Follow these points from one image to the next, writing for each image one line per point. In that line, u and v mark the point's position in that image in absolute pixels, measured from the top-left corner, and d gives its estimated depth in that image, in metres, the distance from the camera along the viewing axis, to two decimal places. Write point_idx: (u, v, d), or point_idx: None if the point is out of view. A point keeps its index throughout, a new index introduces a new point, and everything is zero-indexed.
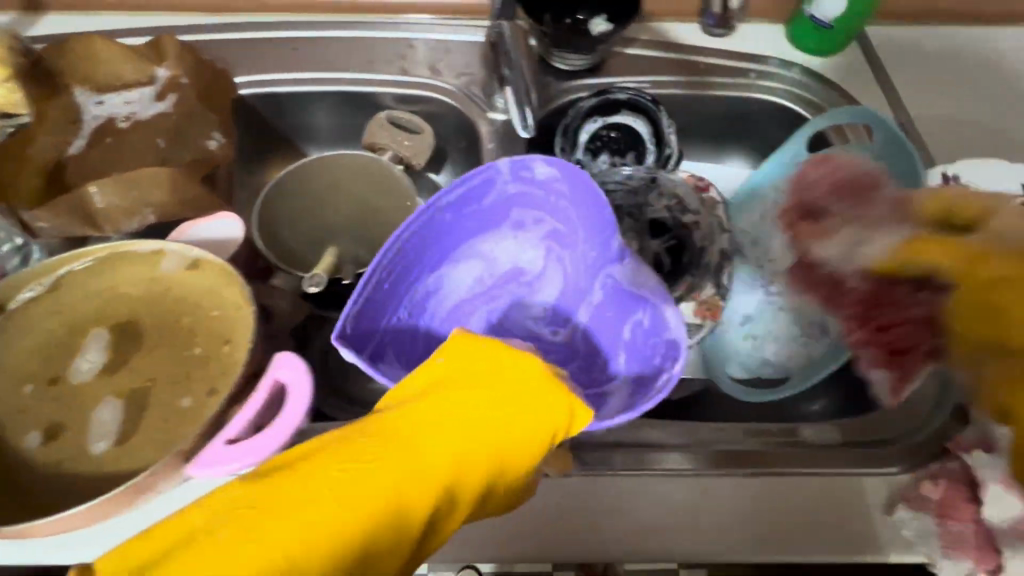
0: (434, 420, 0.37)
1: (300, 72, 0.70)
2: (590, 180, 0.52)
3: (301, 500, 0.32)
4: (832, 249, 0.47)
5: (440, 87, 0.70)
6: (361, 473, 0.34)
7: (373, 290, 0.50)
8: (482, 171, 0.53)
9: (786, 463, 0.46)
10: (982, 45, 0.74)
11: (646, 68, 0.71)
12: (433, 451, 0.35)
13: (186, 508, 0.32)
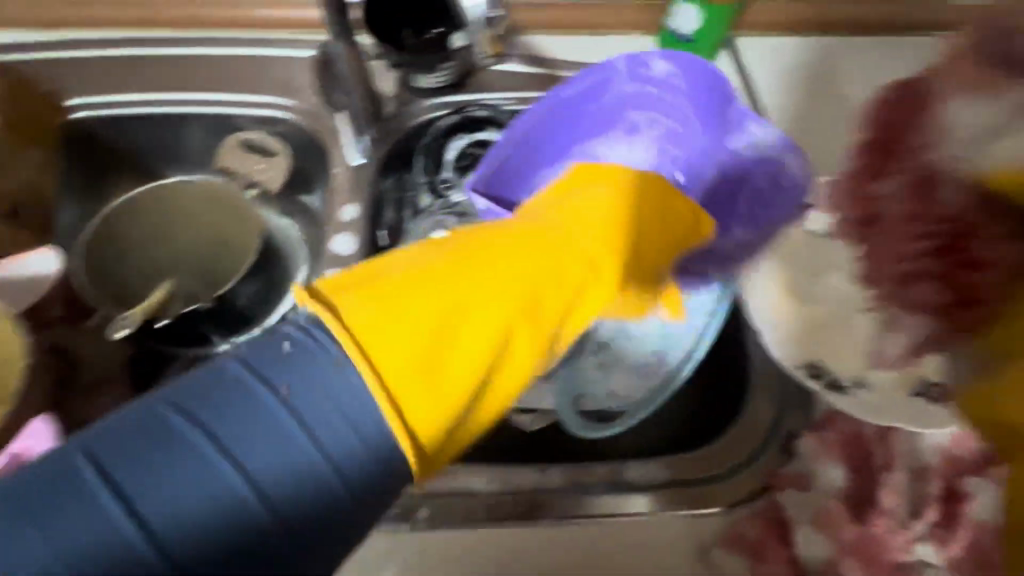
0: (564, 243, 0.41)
1: (144, 92, 0.65)
2: (701, 60, 0.52)
3: (433, 291, 0.35)
4: (927, 158, 0.44)
5: (292, 107, 0.66)
6: (434, 329, 0.34)
7: (501, 162, 0.55)
8: (596, 68, 0.53)
9: (602, 508, 0.45)
10: (876, 46, 0.70)
11: (512, 84, 0.68)
12: (477, 313, 0.35)
13: (378, 260, 0.37)
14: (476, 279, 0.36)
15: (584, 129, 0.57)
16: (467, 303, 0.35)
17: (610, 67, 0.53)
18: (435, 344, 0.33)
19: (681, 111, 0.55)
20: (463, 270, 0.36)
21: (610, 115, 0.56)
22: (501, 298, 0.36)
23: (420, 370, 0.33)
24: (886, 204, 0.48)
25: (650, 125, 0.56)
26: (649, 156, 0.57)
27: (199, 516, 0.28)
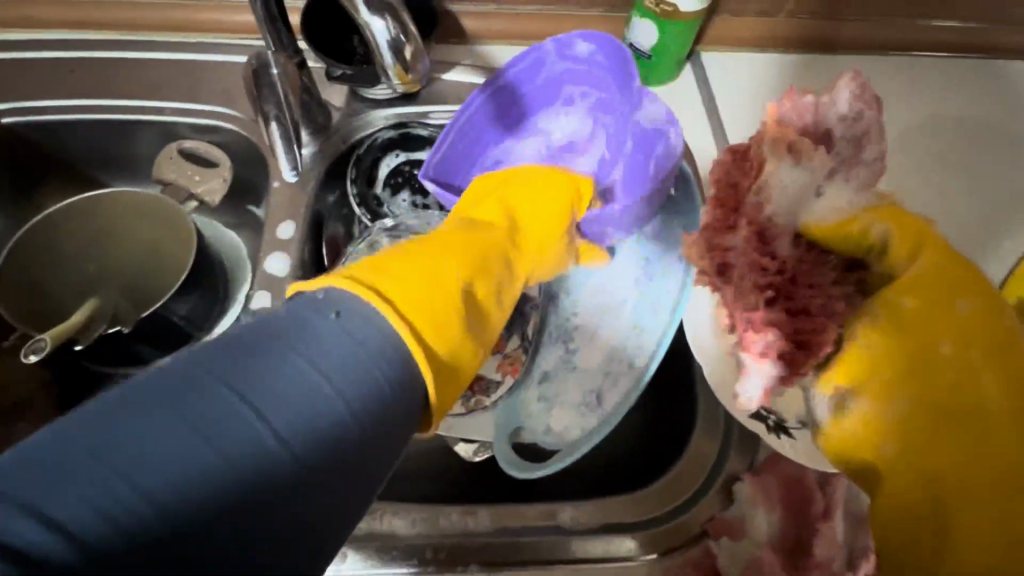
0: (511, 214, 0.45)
1: (79, 98, 0.62)
2: (623, 47, 0.55)
3: (419, 267, 0.35)
4: (787, 188, 0.33)
5: (233, 116, 0.63)
6: (436, 277, 0.35)
7: (451, 142, 0.58)
8: (529, 51, 0.57)
9: (532, 552, 0.43)
10: (842, 64, 0.68)
11: (466, 96, 0.66)
12: (450, 266, 0.36)
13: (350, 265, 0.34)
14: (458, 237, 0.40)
15: (530, 107, 0.61)
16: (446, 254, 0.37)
17: (540, 49, 0.56)
18: (428, 284, 0.34)
19: (611, 95, 0.58)
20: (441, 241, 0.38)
21: (549, 92, 0.60)
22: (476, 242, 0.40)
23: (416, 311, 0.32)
24: (737, 259, 0.35)
25: (584, 100, 0.60)
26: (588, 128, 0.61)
27: (182, 490, 0.22)
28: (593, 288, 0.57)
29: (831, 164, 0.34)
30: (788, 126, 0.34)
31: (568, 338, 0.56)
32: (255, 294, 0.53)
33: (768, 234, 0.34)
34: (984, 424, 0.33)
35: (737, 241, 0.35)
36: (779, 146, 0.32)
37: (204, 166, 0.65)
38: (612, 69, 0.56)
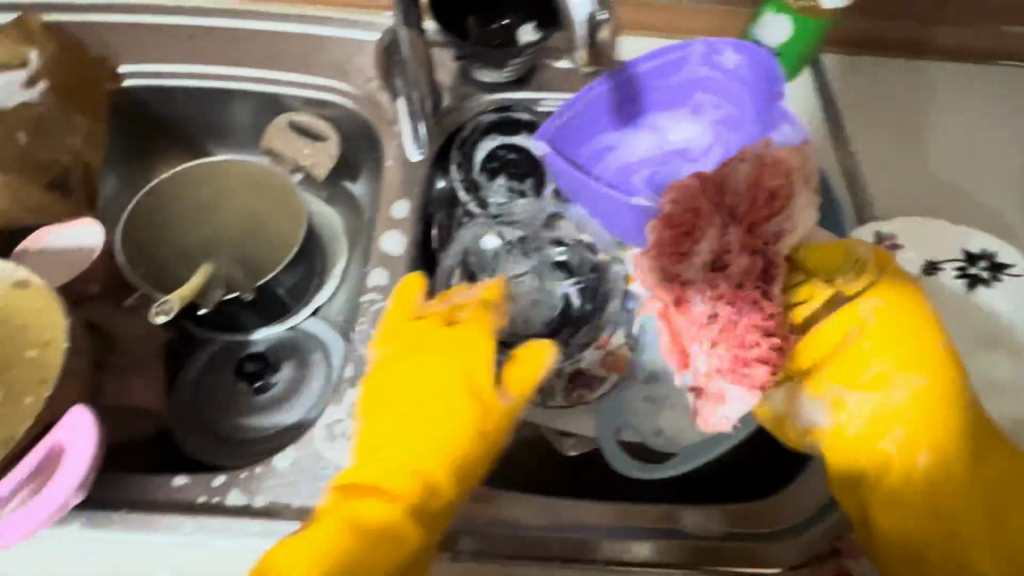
0: (394, 383, 0.43)
1: (197, 65, 0.63)
2: (777, 63, 0.55)
3: (394, 444, 0.41)
4: (706, 246, 0.40)
5: (346, 92, 0.63)
6: (394, 435, 0.41)
7: (576, 115, 0.58)
8: (677, 48, 0.58)
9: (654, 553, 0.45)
10: (971, 76, 0.65)
11: (577, 85, 0.64)
12: (381, 453, 0.41)
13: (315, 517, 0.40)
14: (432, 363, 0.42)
15: (654, 102, 0.62)
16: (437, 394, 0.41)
17: (686, 49, 0.58)
18: (418, 433, 0.41)
19: (741, 110, 0.59)
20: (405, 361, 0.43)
21: (679, 93, 0.61)
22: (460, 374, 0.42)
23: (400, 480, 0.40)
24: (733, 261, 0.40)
25: (710, 108, 0.61)
26: (707, 137, 0.62)
27: None
28: None
29: (776, 218, 0.41)
30: (738, 189, 0.42)
31: None
32: (371, 270, 0.53)
33: (775, 266, 0.40)
34: (934, 431, 0.40)
35: (692, 274, 0.40)
36: (746, 218, 0.41)
37: (313, 140, 0.65)
38: (755, 84, 0.56)
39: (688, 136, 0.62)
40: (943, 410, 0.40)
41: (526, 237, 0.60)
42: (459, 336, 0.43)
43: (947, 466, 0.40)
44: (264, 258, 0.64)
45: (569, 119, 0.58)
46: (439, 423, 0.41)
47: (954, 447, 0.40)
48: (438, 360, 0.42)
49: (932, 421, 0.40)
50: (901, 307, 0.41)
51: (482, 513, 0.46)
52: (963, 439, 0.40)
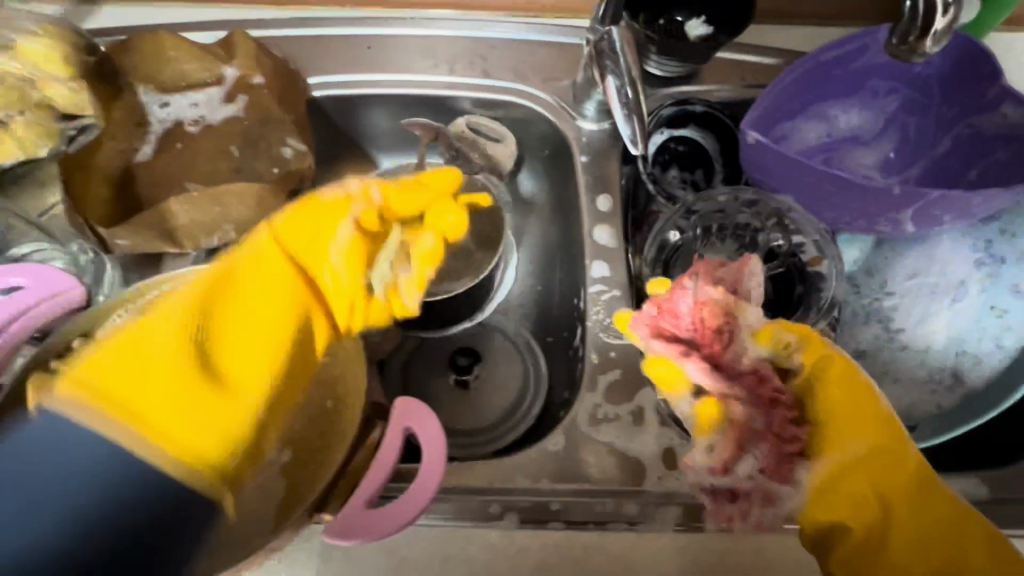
0: (240, 306, 0.34)
1: (379, 73, 0.65)
2: (983, 47, 0.53)
3: (148, 369, 0.31)
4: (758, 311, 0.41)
5: (525, 91, 0.65)
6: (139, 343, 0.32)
7: (765, 110, 0.58)
8: (862, 36, 0.56)
9: None
10: None
11: (744, 74, 0.66)
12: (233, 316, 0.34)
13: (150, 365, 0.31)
14: (329, 226, 0.35)
15: (829, 91, 0.61)
16: (323, 239, 0.35)
17: (872, 36, 0.56)
18: (257, 324, 0.34)
19: (929, 93, 0.59)
20: (302, 217, 0.35)
21: (855, 80, 0.60)
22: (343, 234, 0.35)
23: (200, 374, 0.32)
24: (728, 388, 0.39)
25: (888, 95, 0.61)
26: (880, 124, 0.63)
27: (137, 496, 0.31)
28: (915, 270, 0.55)
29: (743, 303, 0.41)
30: (689, 306, 0.41)
31: (889, 320, 0.55)
32: (592, 263, 0.56)
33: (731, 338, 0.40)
34: (877, 480, 0.38)
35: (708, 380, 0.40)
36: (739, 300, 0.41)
37: (492, 141, 0.67)
38: (951, 65, 0.56)
39: (863, 122, 0.63)
40: (900, 464, 0.38)
41: (718, 223, 0.59)
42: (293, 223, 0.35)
43: (873, 512, 0.37)
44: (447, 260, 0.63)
45: (762, 112, 0.58)
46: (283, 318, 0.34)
47: (912, 502, 0.38)
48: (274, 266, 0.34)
49: (857, 477, 0.38)
50: (838, 373, 0.40)
51: None
52: (901, 494, 0.38)
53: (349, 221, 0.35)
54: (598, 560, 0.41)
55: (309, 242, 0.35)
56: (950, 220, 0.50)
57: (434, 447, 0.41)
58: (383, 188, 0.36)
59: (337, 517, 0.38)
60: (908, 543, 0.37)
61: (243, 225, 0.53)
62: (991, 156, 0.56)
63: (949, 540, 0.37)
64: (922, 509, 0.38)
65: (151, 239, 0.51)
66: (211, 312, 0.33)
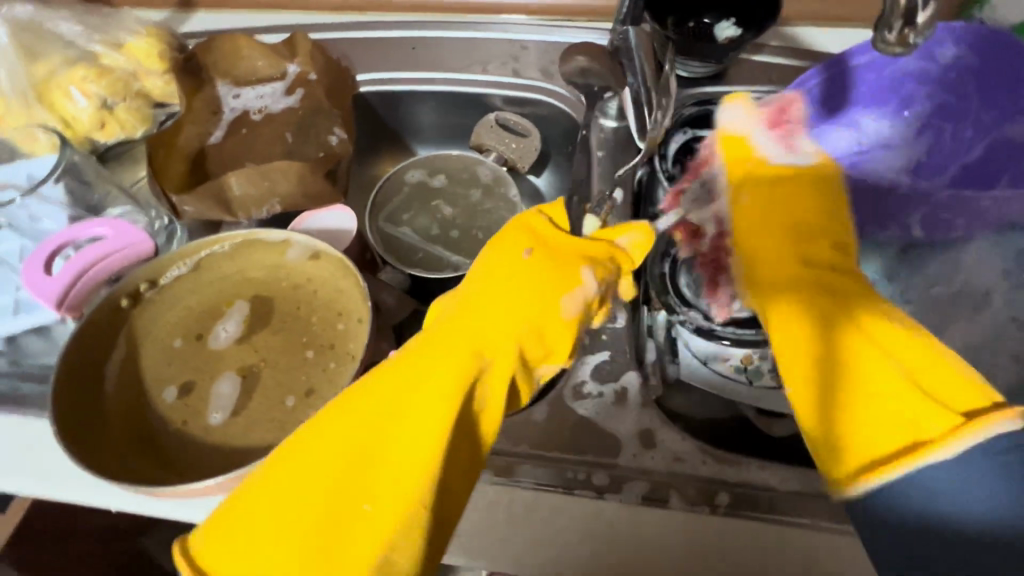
0: (422, 352, 0.37)
1: (420, 71, 0.72)
2: None
3: (342, 424, 0.34)
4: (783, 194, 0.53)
5: (551, 89, 0.69)
6: (333, 424, 0.34)
7: (787, 108, 0.58)
8: None
9: None
10: None
11: (774, 76, 0.66)
12: (466, 350, 0.37)
13: (335, 414, 0.35)
14: (541, 289, 0.41)
15: (859, 98, 0.60)
16: (512, 306, 0.40)
17: None
18: (404, 415, 0.34)
19: (963, 99, 0.57)
20: (487, 283, 0.42)
21: (889, 86, 0.59)
22: (551, 307, 0.41)
23: (359, 441, 0.33)
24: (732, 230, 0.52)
25: (923, 100, 0.57)
26: (911, 134, 0.59)
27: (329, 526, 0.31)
28: (938, 279, 0.52)
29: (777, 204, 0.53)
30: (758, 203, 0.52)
31: None
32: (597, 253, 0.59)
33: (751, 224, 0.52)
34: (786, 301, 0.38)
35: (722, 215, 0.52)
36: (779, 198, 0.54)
37: (518, 135, 0.71)
38: None
39: (894, 130, 0.61)
40: (807, 287, 0.38)
41: None
42: (497, 267, 0.43)
43: (823, 347, 0.34)
44: (468, 243, 0.68)
45: (783, 111, 0.58)
46: (479, 332, 0.38)
47: (829, 324, 0.35)
48: (498, 290, 0.41)
49: (785, 295, 0.38)
50: (820, 206, 0.46)
51: (728, 477, 0.44)
52: (860, 324, 0.35)
53: (567, 300, 0.41)
54: (562, 521, 0.44)
55: (502, 289, 0.41)
56: (961, 227, 0.51)
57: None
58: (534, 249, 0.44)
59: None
60: (830, 365, 0.34)
61: (287, 200, 0.60)
62: (1021, 163, 0.53)
63: (851, 363, 0.33)
64: (832, 333, 0.35)
65: (210, 207, 0.60)
66: (377, 388, 0.35)
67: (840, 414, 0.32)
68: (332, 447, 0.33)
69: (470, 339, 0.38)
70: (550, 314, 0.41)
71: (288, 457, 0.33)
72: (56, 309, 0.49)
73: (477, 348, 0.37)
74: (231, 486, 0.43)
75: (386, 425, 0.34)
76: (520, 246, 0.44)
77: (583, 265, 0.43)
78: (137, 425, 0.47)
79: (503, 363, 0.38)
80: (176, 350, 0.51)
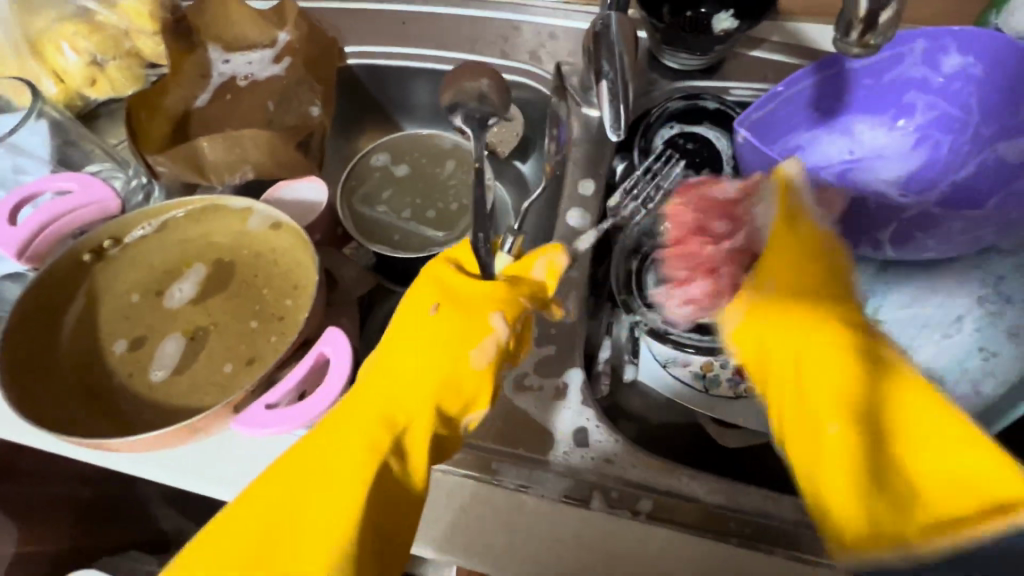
0: (335, 420, 0.38)
1: (409, 46, 0.71)
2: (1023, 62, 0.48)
3: (263, 500, 0.36)
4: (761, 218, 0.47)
5: (538, 74, 0.67)
6: (254, 497, 0.36)
7: (778, 105, 0.54)
8: (896, 42, 0.52)
9: None
10: None
11: (771, 74, 0.63)
12: (377, 419, 0.38)
13: (250, 487, 0.37)
14: (445, 350, 0.39)
15: (852, 104, 0.57)
16: (425, 367, 0.39)
17: (905, 44, 0.52)
18: (321, 485, 0.36)
19: (963, 108, 0.54)
20: (398, 342, 0.41)
21: (884, 93, 0.56)
22: (459, 363, 0.39)
23: (279, 510, 0.36)
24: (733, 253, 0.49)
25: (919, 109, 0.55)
26: (908, 143, 0.57)
27: None
28: (913, 299, 0.49)
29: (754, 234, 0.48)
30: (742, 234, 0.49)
31: None
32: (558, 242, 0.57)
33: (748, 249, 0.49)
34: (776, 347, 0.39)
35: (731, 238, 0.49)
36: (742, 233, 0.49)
37: None
38: (990, 83, 0.51)
39: (890, 141, 0.57)
40: (803, 321, 0.39)
41: None
42: (400, 327, 0.41)
43: (821, 400, 0.35)
44: (441, 224, 0.67)
45: (773, 108, 0.54)
46: (394, 395, 0.39)
47: (827, 371, 0.36)
48: (409, 353, 0.40)
49: (810, 338, 0.38)
50: (810, 240, 0.43)
51: (653, 482, 0.44)
52: (876, 385, 0.35)
53: (475, 353, 0.39)
54: (481, 509, 0.45)
55: (411, 349, 0.40)
56: (934, 247, 0.47)
57: (326, 392, 0.42)
58: (440, 304, 0.40)
59: (244, 403, 0.42)
60: (826, 426, 0.35)
61: (259, 167, 0.61)
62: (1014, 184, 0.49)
63: (837, 418, 0.34)
64: (834, 402, 0.35)
65: (185, 169, 0.60)
66: (296, 465, 0.37)
67: (838, 484, 0.33)
68: (268, 498, 0.36)
69: (385, 403, 0.38)
70: (461, 374, 0.39)
71: (220, 526, 0.36)
72: (17, 259, 0.51)
73: (403, 410, 0.38)
74: (157, 444, 0.43)
75: (294, 493, 0.36)
76: (427, 300, 0.41)
77: (493, 309, 0.40)
78: (86, 373, 0.48)
79: (421, 424, 0.39)
80: (132, 304, 0.52)
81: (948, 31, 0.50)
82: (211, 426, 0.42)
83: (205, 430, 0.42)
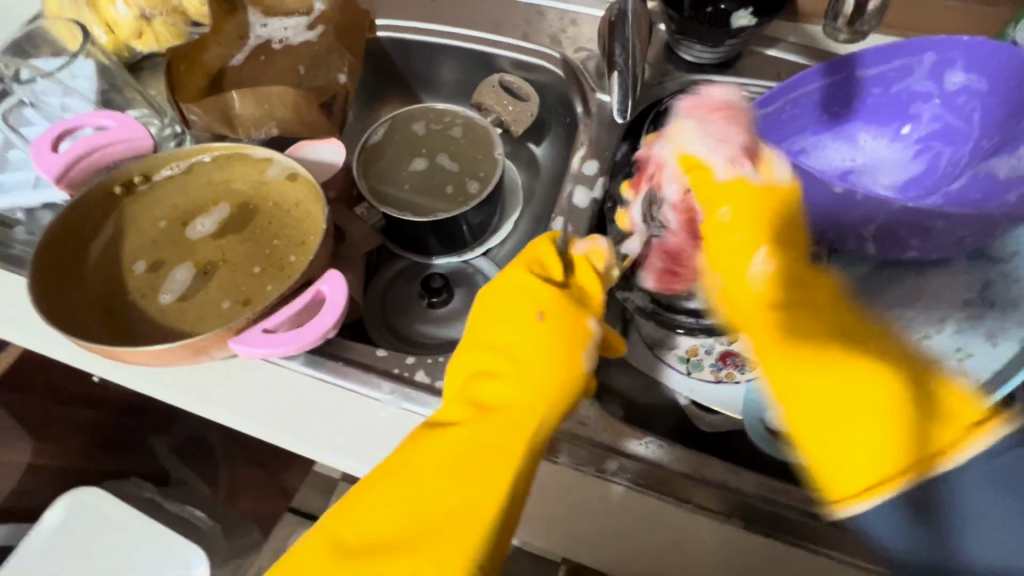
0: (477, 406, 0.37)
1: (436, 23, 0.74)
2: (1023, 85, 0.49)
3: (410, 477, 0.35)
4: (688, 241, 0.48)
5: (556, 58, 0.69)
6: (410, 481, 0.35)
7: (785, 103, 0.54)
8: (905, 56, 0.52)
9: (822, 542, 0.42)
10: None
11: (784, 73, 0.64)
12: (512, 402, 0.37)
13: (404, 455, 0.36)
14: (548, 351, 0.38)
15: (858, 113, 0.58)
16: (535, 371, 0.37)
17: (915, 57, 0.52)
18: (464, 469, 0.35)
19: (967, 122, 0.54)
20: (503, 329, 0.40)
21: (888, 104, 0.57)
22: (567, 361, 0.38)
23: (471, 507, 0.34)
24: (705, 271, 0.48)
25: (920, 121, 0.56)
26: (907, 154, 0.58)
27: None
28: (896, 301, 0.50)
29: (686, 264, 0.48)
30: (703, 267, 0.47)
31: None
32: (557, 217, 0.60)
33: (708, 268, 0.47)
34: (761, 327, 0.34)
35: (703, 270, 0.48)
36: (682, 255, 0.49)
37: (516, 98, 0.72)
38: (994, 101, 0.51)
39: (889, 152, 0.59)
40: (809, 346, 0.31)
41: None
42: (506, 316, 0.40)
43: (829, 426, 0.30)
44: (449, 195, 0.69)
45: (780, 106, 0.54)
46: (524, 380, 0.37)
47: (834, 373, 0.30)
48: (515, 341, 0.39)
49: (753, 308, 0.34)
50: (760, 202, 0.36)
51: (619, 446, 0.46)
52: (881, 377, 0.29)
53: (583, 353, 0.38)
54: None
55: (521, 339, 0.38)
56: (916, 247, 0.48)
57: (319, 324, 0.45)
58: (547, 310, 0.39)
59: (244, 328, 0.46)
60: (889, 406, 0.29)
61: (282, 125, 0.66)
62: (1006, 195, 0.50)
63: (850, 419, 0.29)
64: (830, 373, 0.31)
65: (215, 120, 0.65)
66: (436, 444, 0.36)
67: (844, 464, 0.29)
68: (380, 504, 0.34)
69: (536, 398, 0.37)
70: (569, 370, 0.38)
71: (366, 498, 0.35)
72: (56, 183, 0.55)
73: (545, 395, 0.37)
74: (162, 361, 0.47)
75: (447, 479, 0.35)
76: (530, 306, 0.39)
77: (590, 314, 0.40)
78: (109, 291, 0.53)
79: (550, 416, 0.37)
80: (154, 235, 0.56)
81: (957, 45, 0.50)
82: (212, 348, 0.46)
83: (206, 352, 0.46)
